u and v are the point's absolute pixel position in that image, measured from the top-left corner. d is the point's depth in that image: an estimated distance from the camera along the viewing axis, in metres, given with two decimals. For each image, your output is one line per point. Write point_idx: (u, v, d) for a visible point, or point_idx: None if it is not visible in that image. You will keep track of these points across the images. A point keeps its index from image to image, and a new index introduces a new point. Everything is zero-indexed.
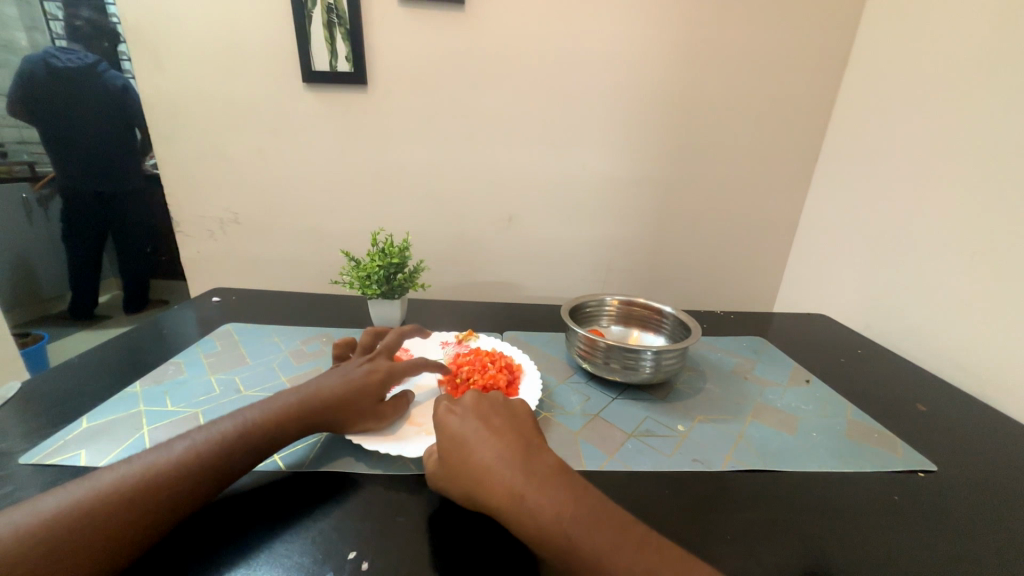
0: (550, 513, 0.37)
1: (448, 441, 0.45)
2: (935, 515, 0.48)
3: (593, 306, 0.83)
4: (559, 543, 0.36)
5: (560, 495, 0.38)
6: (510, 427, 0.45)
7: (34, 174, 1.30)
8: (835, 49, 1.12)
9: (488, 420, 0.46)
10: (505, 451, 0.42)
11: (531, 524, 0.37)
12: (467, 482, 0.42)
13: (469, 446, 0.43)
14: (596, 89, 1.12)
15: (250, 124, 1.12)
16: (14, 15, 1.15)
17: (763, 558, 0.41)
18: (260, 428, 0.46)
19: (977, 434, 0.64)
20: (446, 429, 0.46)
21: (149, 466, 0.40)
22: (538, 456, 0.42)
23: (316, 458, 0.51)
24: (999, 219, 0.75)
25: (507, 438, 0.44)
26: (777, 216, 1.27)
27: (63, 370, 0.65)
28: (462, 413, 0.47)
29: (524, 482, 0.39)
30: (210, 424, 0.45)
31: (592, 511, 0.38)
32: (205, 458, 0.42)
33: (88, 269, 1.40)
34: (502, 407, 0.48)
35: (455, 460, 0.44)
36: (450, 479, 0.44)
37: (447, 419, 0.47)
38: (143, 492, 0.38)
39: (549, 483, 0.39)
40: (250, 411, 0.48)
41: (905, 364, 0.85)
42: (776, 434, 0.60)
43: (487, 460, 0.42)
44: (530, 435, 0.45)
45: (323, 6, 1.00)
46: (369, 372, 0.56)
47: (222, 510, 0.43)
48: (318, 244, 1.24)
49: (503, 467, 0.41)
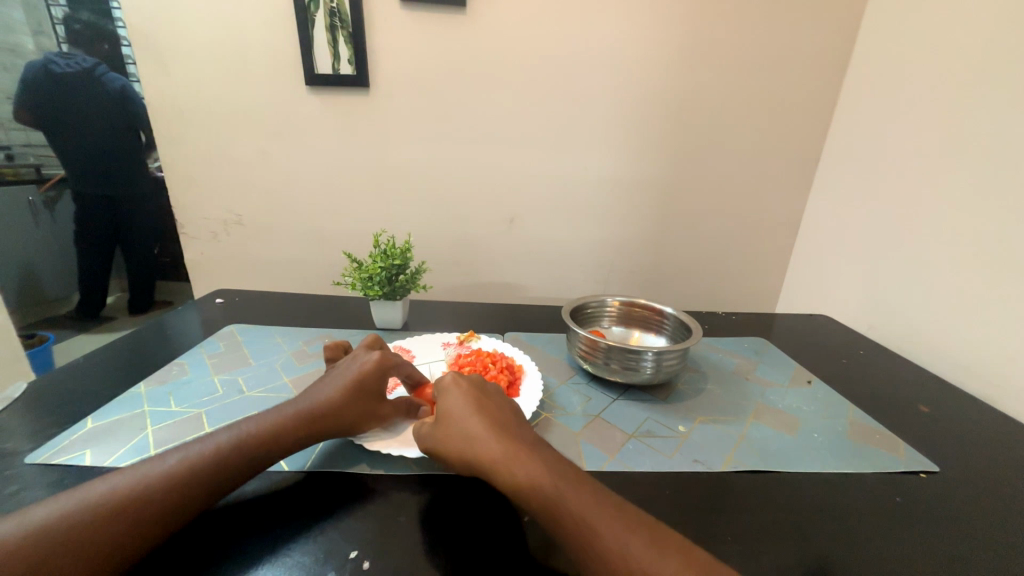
0: (546, 480, 0.38)
1: (448, 408, 0.46)
2: (938, 516, 0.48)
3: (594, 307, 0.83)
4: (554, 507, 0.37)
5: (554, 467, 0.40)
6: (506, 408, 0.47)
7: (41, 177, 1.33)
8: (838, 48, 1.11)
9: (487, 397, 0.47)
10: (502, 425, 0.44)
11: (528, 488, 0.38)
12: (457, 448, 0.43)
13: (464, 413, 0.44)
14: (598, 90, 1.12)
15: (254, 127, 1.12)
16: (22, 19, 1.19)
17: (764, 557, 0.41)
18: (256, 442, 0.46)
19: (979, 434, 0.64)
20: (448, 397, 0.47)
21: (141, 478, 0.40)
22: (535, 440, 0.43)
23: (320, 461, 0.51)
24: (999, 218, 0.75)
25: (506, 417, 0.45)
26: (780, 216, 1.27)
27: (69, 370, 0.66)
28: (466, 385, 0.48)
29: (525, 454, 0.40)
30: (208, 435, 0.45)
31: (589, 487, 0.39)
32: (200, 469, 0.42)
33: (95, 270, 1.42)
34: (502, 395, 0.50)
35: (451, 428, 0.44)
36: (441, 447, 0.44)
37: (451, 387, 0.47)
38: (134, 507, 0.38)
39: (547, 459, 0.41)
40: (249, 422, 0.47)
41: (908, 365, 0.85)
42: (777, 434, 0.60)
43: (485, 429, 0.43)
44: (526, 422, 0.46)
45: (326, 9, 1.01)
46: (360, 366, 0.54)
47: (227, 513, 0.43)
48: (319, 246, 1.25)
49: (501, 436, 0.42)
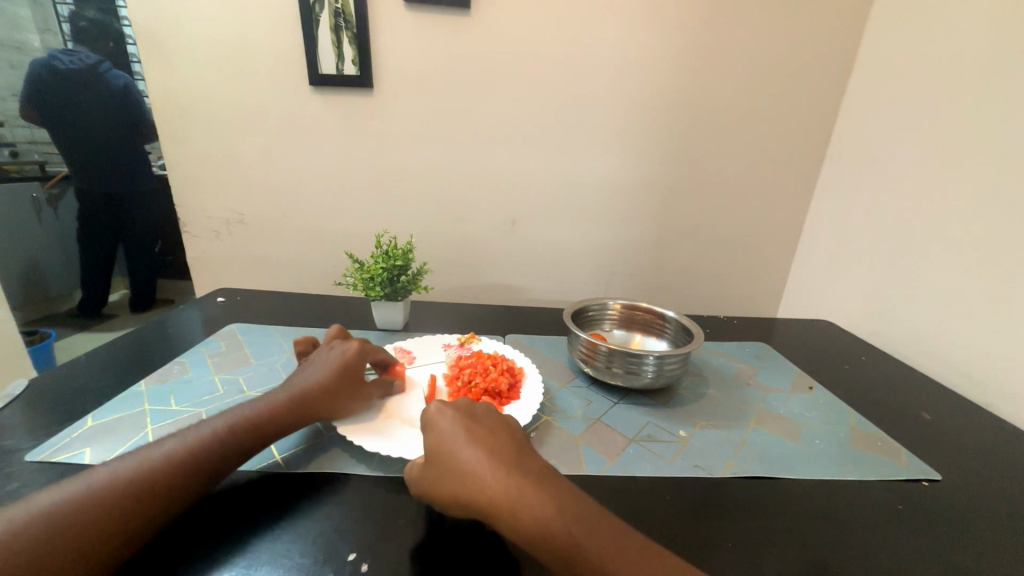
0: (547, 518, 0.37)
1: (437, 442, 0.44)
2: (941, 526, 0.47)
3: (595, 310, 0.83)
4: (558, 547, 0.36)
5: (558, 500, 0.38)
6: (499, 431, 0.45)
7: (44, 173, 1.34)
8: (842, 53, 1.11)
9: (477, 422, 0.46)
10: (497, 455, 0.42)
11: (530, 528, 0.37)
12: (455, 486, 0.41)
13: (455, 445, 0.43)
14: (601, 93, 1.12)
15: (257, 126, 1.13)
16: (29, 17, 1.20)
17: (764, 565, 0.41)
18: (251, 425, 0.47)
19: (982, 442, 0.64)
20: (436, 430, 0.45)
21: (141, 462, 0.40)
22: (531, 465, 0.42)
23: (308, 450, 0.52)
24: (1002, 224, 0.75)
25: (499, 444, 0.43)
26: (783, 220, 1.27)
27: (69, 368, 0.66)
28: (454, 413, 0.46)
29: (522, 488, 0.39)
30: (202, 422, 0.46)
31: (591, 519, 0.37)
32: (201, 453, 0.43)
33: (97, 268, 1.43)
34: (493, 411, 0.48)
35: (444, 464, 0.43)
36: (437, 483, 0.43)
37: (437, 419, 0.46)
38: (136, 492, 0.38)
39: (546, 490, 0.39)
40: (242, 408, 0.49)
41: (909, 372, 0.85)
42: (778, 440, 0.60)
43: (478, 464, 0.41)
44: (521, 443, 0.45)
45: (331, 10, 1.01)
46: (342, 352, 0.58)
47: (223, 500, 0.44)
48: (321, 246, 1.25)
49: (496, 470, 0.40)
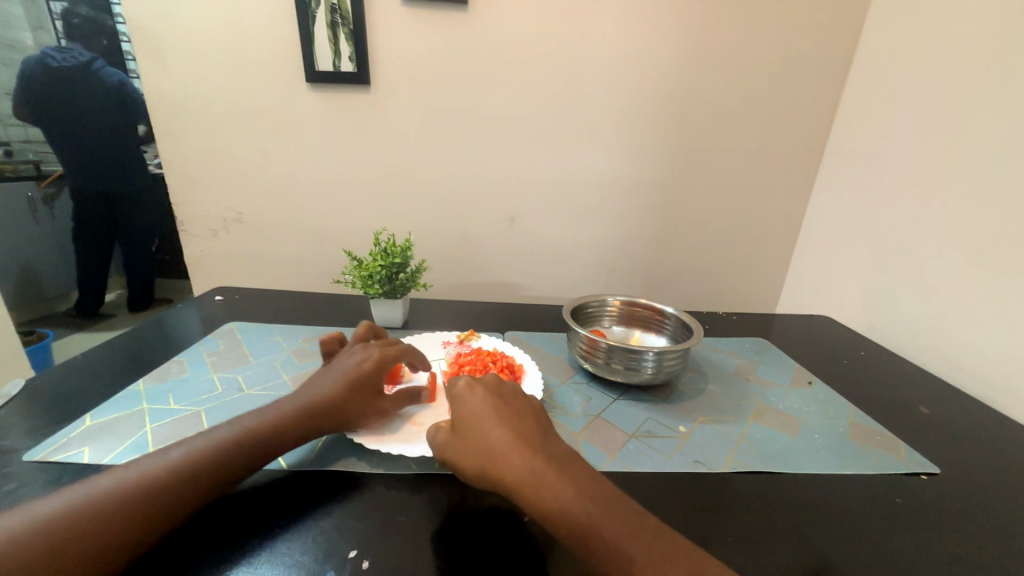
0: (568, 496, 0.38)
1: (467, 416, 0.46)
2: (941, 519, 0.48)
3: (594, 307, 0.83)
4: (576, 523, 0.36)
5: (579, 482, 0.39)
6: (526, 411, 0.47)
7: (39, 173, 1.35)
8: (840, 48, 1.11)
9: (505, 401, 0.47)
10: (523, 433, 0.43)
11: (550, 502, 0.38)
12: (479, 458, 0.43)
13: (485, 423, 0.44)
14: (599, 89, 1.12)
15: (254, 124, 1.12)
16: (21, 15, 1.19)
17: (766, 558, 0.41)
18: (258, 434, 0.46)
19: (980, 436, 0.64)
20: (465, 405, 0.47)
21: (145, 470, 0.40)
22: (555, 445, 0.43)
23: (317, 459, 0.50)
24: (1000, 219, 0.75)
25: (526, 423, 0.45)
26: (781, 216, 1.27)
27: (67, 368, 0.65)
28: (483, 391, 0.48)
29: (546, 465, 0.40)
30: (208, 430, 0.45)
31: (611, 501, 0.38)
32: (205, 461, 0.42)
33: (93, 267, 1.42)
34: (521, 394, 0.49)
35: (470, 437, 0.44)
36: (460, 454, 0.44)
37: (468, 393, 0.47)
38: (140, 501, 0.38)
39: (568, 470, 0.40)
40: (250, 418, 0.47)
41: (908, 366, 0.85)
42: (778, 435, 0.60)
43: (504, 438, 0.43)
44: (546, 425, 0.46)
45: (327, 6, 1.01)
46: (358, 362, 0.55)
47: (230, 508, 0.43)
48: (319, 244, 1.25)
49: (522, 446, 0.42)
